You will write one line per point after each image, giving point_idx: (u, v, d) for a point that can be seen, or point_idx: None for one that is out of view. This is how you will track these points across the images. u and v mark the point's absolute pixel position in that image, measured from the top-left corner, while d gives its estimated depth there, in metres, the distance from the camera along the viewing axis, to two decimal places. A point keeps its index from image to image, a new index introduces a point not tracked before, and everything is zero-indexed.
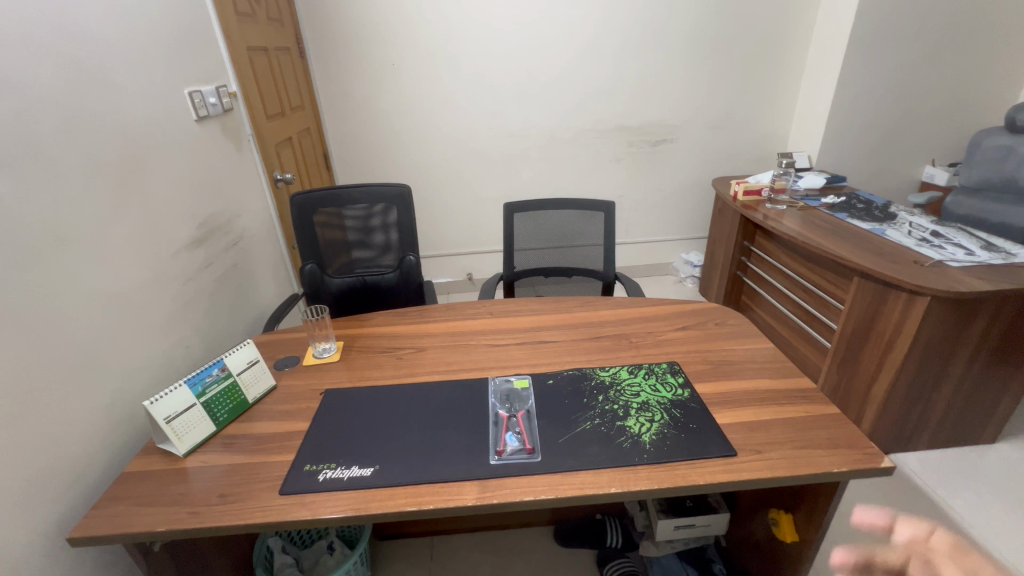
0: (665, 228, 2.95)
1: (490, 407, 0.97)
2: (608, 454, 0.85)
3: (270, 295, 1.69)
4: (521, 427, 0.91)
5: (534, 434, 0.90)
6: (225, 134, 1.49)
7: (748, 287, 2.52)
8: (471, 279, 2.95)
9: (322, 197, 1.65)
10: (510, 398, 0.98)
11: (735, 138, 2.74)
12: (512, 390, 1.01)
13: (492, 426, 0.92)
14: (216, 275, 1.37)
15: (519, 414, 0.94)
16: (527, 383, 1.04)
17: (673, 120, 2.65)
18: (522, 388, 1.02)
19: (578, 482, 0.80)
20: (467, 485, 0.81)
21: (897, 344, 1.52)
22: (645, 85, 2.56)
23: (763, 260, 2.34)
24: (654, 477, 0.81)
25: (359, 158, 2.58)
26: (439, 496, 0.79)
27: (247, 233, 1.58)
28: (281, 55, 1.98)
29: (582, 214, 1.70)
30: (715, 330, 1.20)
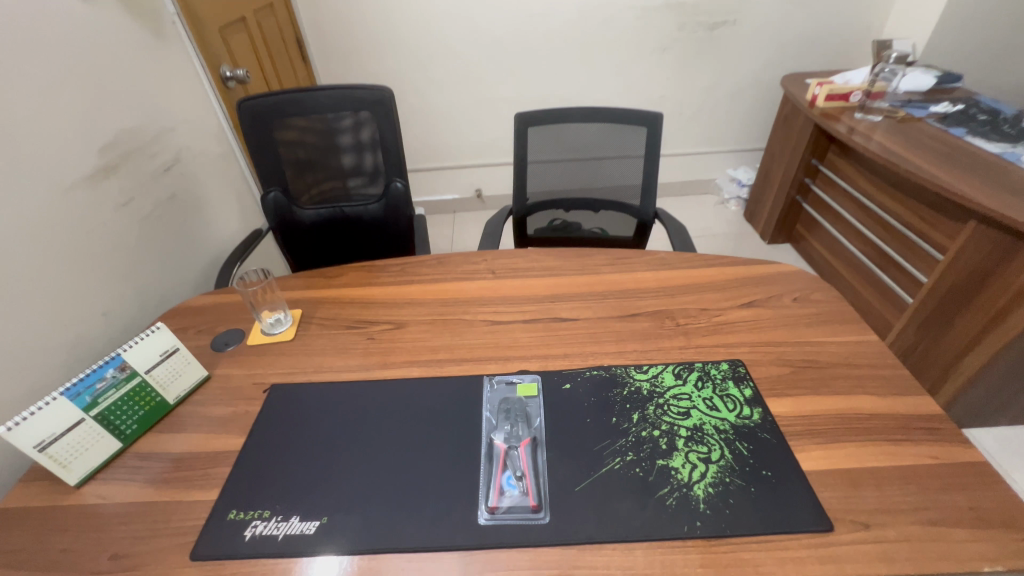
0: (711, 139, 2.46)
1: (483, 428, 0.71)
2: (645, 517, 0.60)
3: (230, 228, 1.38)
4: (525, 468, 0.65)
5: (542, 479, 0.64)
6: (130, 14, 1.08)
7: (807, 215, 2.12)
8: (481, 196, 2.59)
9: (279, 102, 1.27)
10: (510, 416, 0.72)
11: (819, 19, 2.13)
12: (514, 401, 0.74)
13: (483, 461, 0.67)
14: (143, 212, 1.06)
15: (523, 445, 0.68)
16: (535, 388, 0.76)
17: None
18: (528, 398, 0.75)
19: (602, 563, 0.57)
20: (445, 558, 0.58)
21: (1015, 313, 1.19)
22: None
23: (833, 183, 1.92)
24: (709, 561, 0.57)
25: (341, 45, 2.09)
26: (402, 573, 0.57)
27: (188, 152, 1.23)
28: None
29: (618, 130, 1.30)
30: (794, 311, 0.88)
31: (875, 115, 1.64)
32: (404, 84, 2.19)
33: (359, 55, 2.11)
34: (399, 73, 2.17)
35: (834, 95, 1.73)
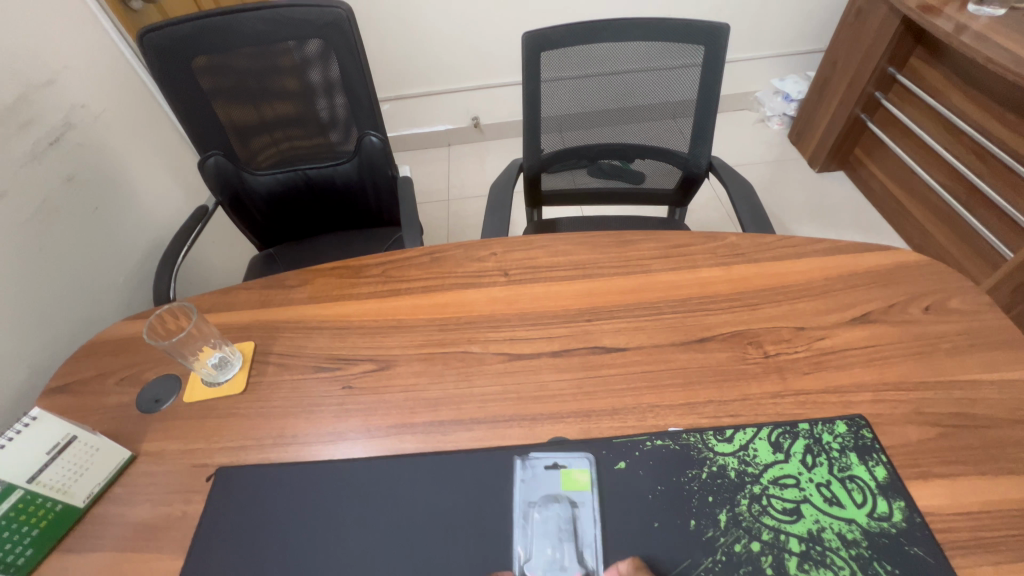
0: (755, 40, 2.02)
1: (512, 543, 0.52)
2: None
3: (167, 205, 1.10)
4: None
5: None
6: None
7: (869, 137, 1.78)
8: (479, 125, 2.20)
9: (194, 31, 0.92)
10: (556, 532, 0.52)
11: None
12: (555, 499, 0.53)
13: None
14: (22, 214, 0.79)
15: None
16: (586, 479, 0.54)
17: None
18: (578, 498, 0.53)
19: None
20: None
21: None
22: None
23: (913, 98, 1.56)
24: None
25: None
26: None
27: (83, 112, 0.92)
28: None
29: (668, 52, 0.95)
30: (929, 330, 0.63)
31: (997, 8, 1.23)
32: None
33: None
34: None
35: None
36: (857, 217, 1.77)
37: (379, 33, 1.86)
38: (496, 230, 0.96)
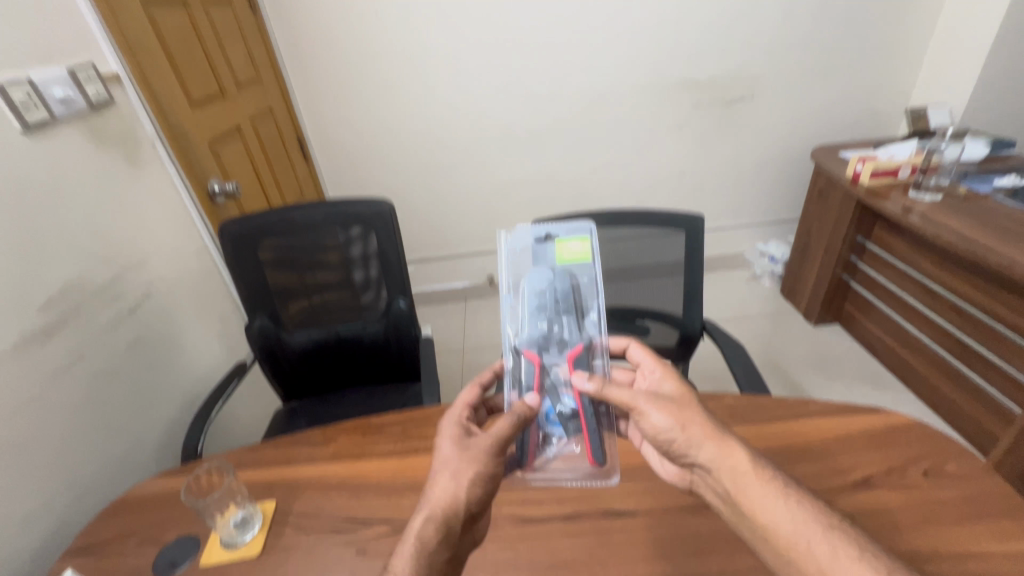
0: (735, 212, 2.32)
1: (507, 324, 0.68)
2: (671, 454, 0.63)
3: (209, 361, 1.22)
4: (581, 409, 0.65)
5: (588, 411, 0.65)
6: (96, 144, 0.97)
7: (856, 294, 1.91)
8: (493, 282, 2.42)
9: (263, 222, 1.13)
10: (556, 299, 0.67)
11: (841, 89, 2.03)
12: (558, 268, 0.68)
13: (510, 384, 0.66)
14: (91, 371, 0.90)
15: (570, 359, 0.66)
16: (590, 246, 0.69)
17: (756, 70, 1.97)
18: (578, 271, 0.69)
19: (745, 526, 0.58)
20: (470, 504, 0.58)
21: None
22: (720, 25, 1.87)
23: (885, 261, 1.73)
24: (798, 510, 0.56)
25: (345, 143, 2.02)
26: (421, 552, 0.55)
27: (161, 285, 1.09)
28: (209, 10, 1.43)
29: (653, 235, 1.14)
30: (932, 496, 0.65)
31: (934, 193, 1.46)
32: (410, 175, 2.10)
33: (366, 146, 2.03)
34: (405, 163, 2.08)
35: (879, 172, 1.56)
36: (861, 369, 1.81)
37: (412, 209, 2.19)
38: None
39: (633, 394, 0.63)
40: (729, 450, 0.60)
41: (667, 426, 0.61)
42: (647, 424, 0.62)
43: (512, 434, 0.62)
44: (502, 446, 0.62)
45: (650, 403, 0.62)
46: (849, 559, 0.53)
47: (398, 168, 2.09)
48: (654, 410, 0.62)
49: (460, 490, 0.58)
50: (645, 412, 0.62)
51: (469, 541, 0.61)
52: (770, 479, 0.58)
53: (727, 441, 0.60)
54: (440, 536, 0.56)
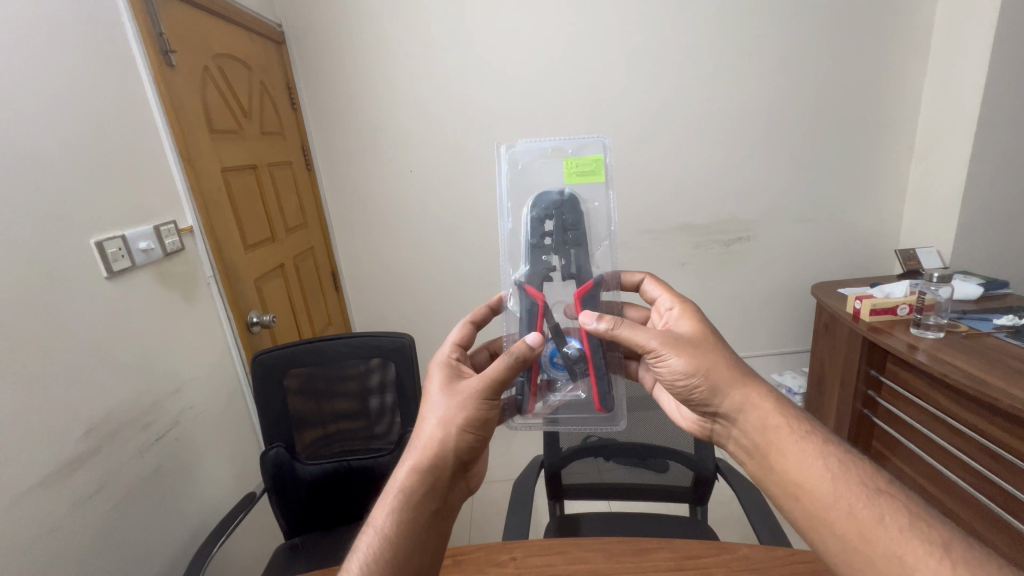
0: (745, 343, 2.36)
1: (524, 265, 0.86)
2: (694, 399, 0.71)
3: (220, 490, 1.22)
4: (587, 347, 0.85)
5: (595, 353, 0.85)
6: (162, 285, 1.12)
7: (878, 430, 1.83)
8: None
9: (291, 353, 1.22)
10: (562, 232, 0.83)
11: (831, 233, 2.20)
12: (570, 191, 0.84)
13: (521, 320, 0.85)
14: (109, 501, 0.92)
15: (580, 295, 0.83)
16: (602, 163, 0.84)
17: (748, 216, 2.16)
18: (590, 193, 0.86)
19: (780, 482, 0.64)
20: (466, 448, 0.69)
21: None
22: (711, 180, 2.11)
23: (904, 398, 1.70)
24: (829, 466, 0.62)
25: (373, 276, 2.21)
26: (420, 492, 0.66)
27: (190, 412, 1.15)
28: (273, 172, 1.71)
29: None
30: None
31: (936, 331, 1.50)
32: (431, 305, 2.25)
33: (390, 279, 2.22)
34: (427, 295, 2.24)
35: (878, 309, 1.63)
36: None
37: (428, 337, 2.30)
38: (518, 528, 1.00)
39: (647, 336, 0.71)
40: (748, 395, 0.69)
41: (689, 370, 0.70)
42: (663, 366, 0.72)
43: (509, 374, 0.68)
44: (492, 388, 0.69)
45: (669, 349, 0.71)
46: (894, 522, 0.55)
47: (421, 299, 2.24)
48: (675, 356, 0.70)
49: (453, 435, 0.68)
50: (664, 355, 0.71)
51: (462, 486, 0.71)
52: (805, 437, 0.65)
53: (752, 392, 0.69)
54: (449, 470, 0.67)
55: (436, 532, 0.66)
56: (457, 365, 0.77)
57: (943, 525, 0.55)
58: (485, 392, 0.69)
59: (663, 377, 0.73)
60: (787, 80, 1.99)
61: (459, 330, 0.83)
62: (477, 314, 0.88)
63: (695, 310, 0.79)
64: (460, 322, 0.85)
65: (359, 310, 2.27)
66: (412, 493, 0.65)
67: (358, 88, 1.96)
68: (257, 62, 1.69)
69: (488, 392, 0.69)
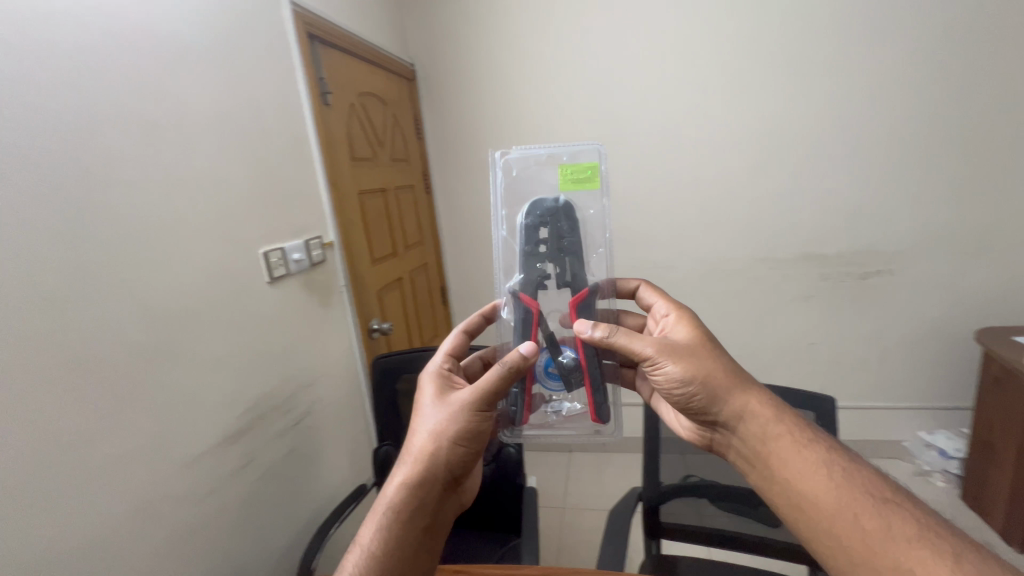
0: (885, 391, 2.06)
1: (518, 274, 0.83)
2: (693, 407, 0.72)
3: (337, 478, 1.36)
4: (582, 357, 0.81)
5: (590, 362, 0.82)
6: (308, 291, 1.30)
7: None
8: None
9: (404, 360, 1.31)
10: (558, 240, 0.80)
11: (1007, 268, 1.84)
12: (564, 199, 0.81)
13: (516, 330, 0.82)
14: (255, 475, 1.08)
15: (574, 304, 0.81)
16: (598, 168, 0.81)
17: (893, 246, 1.90)
18: (584, 200, 0.84)
19: (783, 491, 0.65)
20: (455, 461, 0.72)
21: None
22: (848, 205, 1.89)
23: None
24: (831, 475, 0.63)
25: (478, 292, 2.33)
26: (409, 505, 0.70)
27: (320, 404, 1.31)
28: (399, 195, 1.90)
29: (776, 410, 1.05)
30: None
31: None
32: None
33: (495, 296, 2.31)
34: None
35: None
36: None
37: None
38: (612, 559, 0.97)
39: (643, 344, 0.72)
40: (747, 404, 0.69)
41: (684, 378, 0.71)
42: (660, 376, 0.72)
43: (501, 384, 0.72)
44: (483, 400, 0.73)
45: (665, 357, 0.71)
46: (902, 534, 0.56)
47: None
48: (671, 363, 0.71)
49: (441, 450, 0.71)
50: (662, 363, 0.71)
51: (453, 499, 0.74)
52: (808, 447, 0.66)
53: (753, 400, 0.70)
54: (440, 481, 0.71)
55: (423, 546, 0.69)
56: (449, 377, 0.81)
57: (952, 534, 0.56)
58: (469, 406, 0.72)
59: (659, 386, 0.74)
60: (950, 91, 1.73)
61: (451, 340, 0.85)
62: (471, 322, 0.89)
63: (691, 316, 0.78)
64: (452, 331, 0.87)
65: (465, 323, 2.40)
66: (402, 506, 0.69)
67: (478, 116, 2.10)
68: (393, 97, 1.91)
69: (476, 404, 0.73)
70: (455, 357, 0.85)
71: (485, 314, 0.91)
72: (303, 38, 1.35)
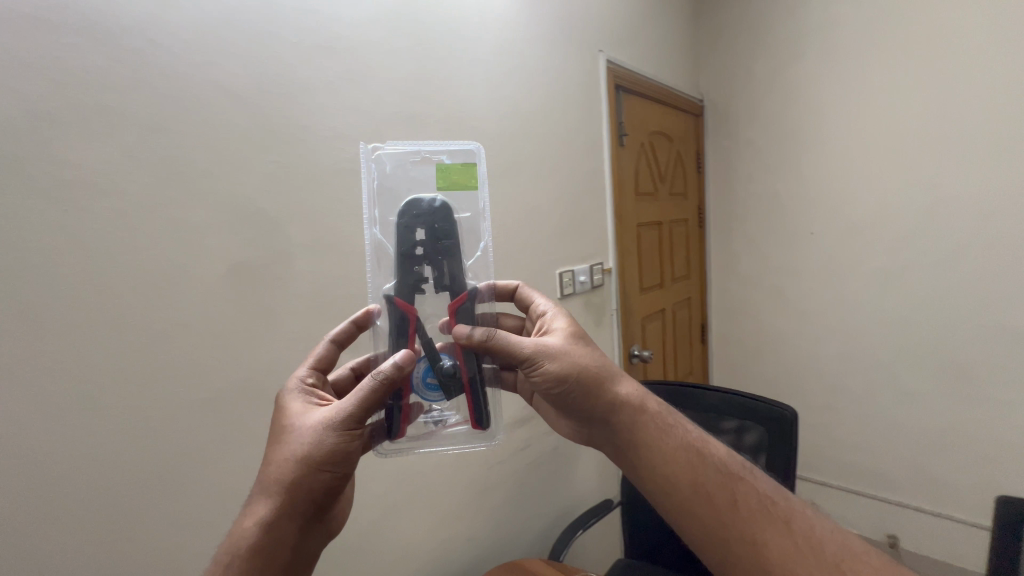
0: None
1: (392, 275, 0.68)
2: (568, 405, 0.63)
3: (585, 486, 1.48)
4: (464, 362, 0.67)
5: (471, 369, 0.67)
6: (585, 310, 1.46)
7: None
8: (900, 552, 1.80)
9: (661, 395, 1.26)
10: (435, 241, 0.66)
11: None
12: (443, 198, 0.67)
13: (387, 336, 0.67)
14: (527, 459, 1.29)
15: (454, 308, 0.67)
16: (476, 168, 0.69)
17: None
18: (461, 202, 0.70)
19: (649, 480, 0.59)
20: (322, 488, 0.57)
21: None
22: None
23: None
24: (691, 458, 0.58)
25: (745, 337, 2.13)
26: (262, 546, 0.55)
27: None
28: (674, 228, 1.94)
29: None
30: None
31: None
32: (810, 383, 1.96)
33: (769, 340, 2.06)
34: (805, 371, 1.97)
35: None
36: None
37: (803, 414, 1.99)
38: None
39: (520, 339, 0.62)
40: (616, 392, 0.62)
41: (561, 374, 0.61)
42: (536, 374, 0.62)
43: (376, 396, 0.58)
44: (352, 416, 0.58)
45: (544, 352, 0.62)
46: (743, 506, 0.55)
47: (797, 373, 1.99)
48: (546, 360, 0.62)
49: (300, 480, 0.56)
50: (538, 353, 0.62)
51: (314, 529, 0.60)
52: (669, 428, 0.61)
53: (617, 382, 0.64)
54: (300, 514, 0.57)
55: None
56: (311, 389, 0.66)
57: (776, 494, 0.56)
58: (334, 423, 0.57)
59: (534, 384, 0.64)
60: None
61: (317, 353, 0.71)
62: (341, 330, 0.73)
63: (563, 311, 0.72)
64: (321, 341, 0.72)
65: (729, 366, 2.21)
66: (255, 550, 0.55)
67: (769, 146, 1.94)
68: (680, 134, 1.98)
69: (341, 421, 0.57)
70: (321, 370, 0.71)
71: (357, 322, 0.75)
72: (611, 88, 1.54)
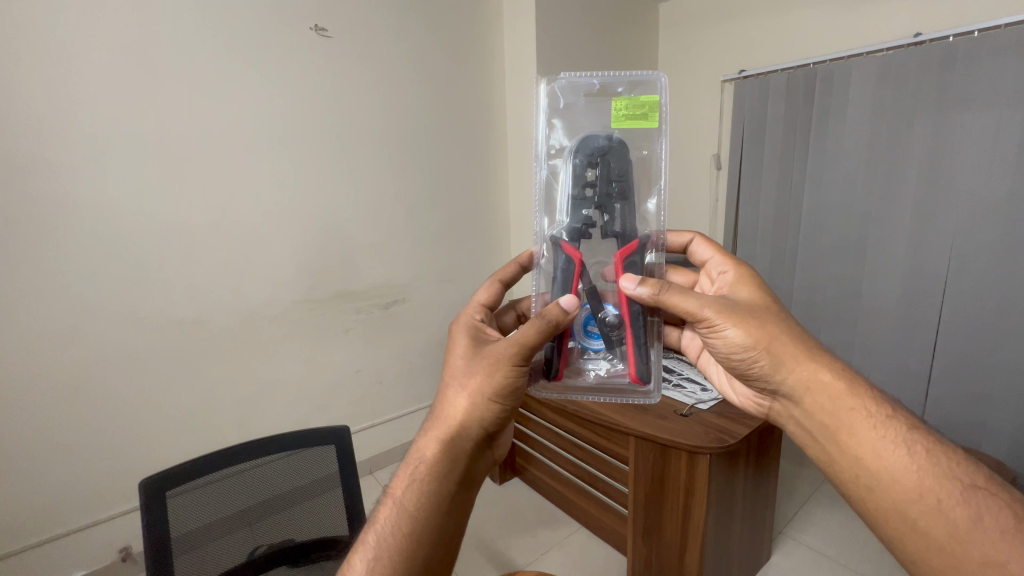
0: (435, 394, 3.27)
1: (567, 218, 1.26)
2: (753, 365, 1.02)
3: None
4: (625, 313, 1.23)
5: (634, 310, 1.22)
6: None
7: (522, 451, 2.79)
8: (129, 555, 2.35)
9: None
10: (608, 185, 1.23)
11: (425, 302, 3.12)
12: (615, 137, 1.23)
13: (563, 280, 1.24)
14: None
15: (627, 251, 1.22)
16: (656, 107, 1.21)
17: (394, 285, 2.96)
18: (647, 140, 1.27)
19: (854, 464, 0.90)
20: (494, 410, 1.04)
21: (693, 490, 1.83)
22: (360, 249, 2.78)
23: (526, 424, 2.66)
24: (912, 452, 0.87)
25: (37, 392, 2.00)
26: (454, 439, 1.02)
27: None
28: None
29: (289, 463, 1.49)
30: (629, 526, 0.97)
31: None
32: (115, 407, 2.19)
33: (94, 388, 2.12)
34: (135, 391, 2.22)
35: None
36: (518, 522, 2.56)
37: (119, 443, 2.22)
38: None
39: (707, 309, 1.01)
40: (816, 375, 0.97)
41: (740, 339, 1.00)
42: (720, 339, 1.02)
43: (543, 336, 1.02)
44: (522, 359, 1.04)
45: (732, 324, 1.00)
46: (966, 492, 0.82)
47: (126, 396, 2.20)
48: (737, 329, 1.00)
49: (480, 404, 1.03)
50: (722, 327, 1.01)
51: (491, 438, 1.08)
52: (877, 419, 0.91)
53: (821, 371, 0.97)
54: (475, 430, 1.03)
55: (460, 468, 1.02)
56: (480, 335, 1.16)
57: (969, 478, 0.84)
58: (515, 364, 1.03)
59: (724, 345, 1.03)
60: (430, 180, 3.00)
61: (488, 294, 1.30)
62: (507, 272, 1.37)
63: (751, 278, 1.15)
64: (489, 283, 1.33)
65: (63, 422, 2.08)
66: (449, 440, 1.02)
67: (75, 170, 1.98)
68: None
69: (518, 363, 1.03)
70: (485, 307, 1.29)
71: (524, 264, 1.41)
72: None
